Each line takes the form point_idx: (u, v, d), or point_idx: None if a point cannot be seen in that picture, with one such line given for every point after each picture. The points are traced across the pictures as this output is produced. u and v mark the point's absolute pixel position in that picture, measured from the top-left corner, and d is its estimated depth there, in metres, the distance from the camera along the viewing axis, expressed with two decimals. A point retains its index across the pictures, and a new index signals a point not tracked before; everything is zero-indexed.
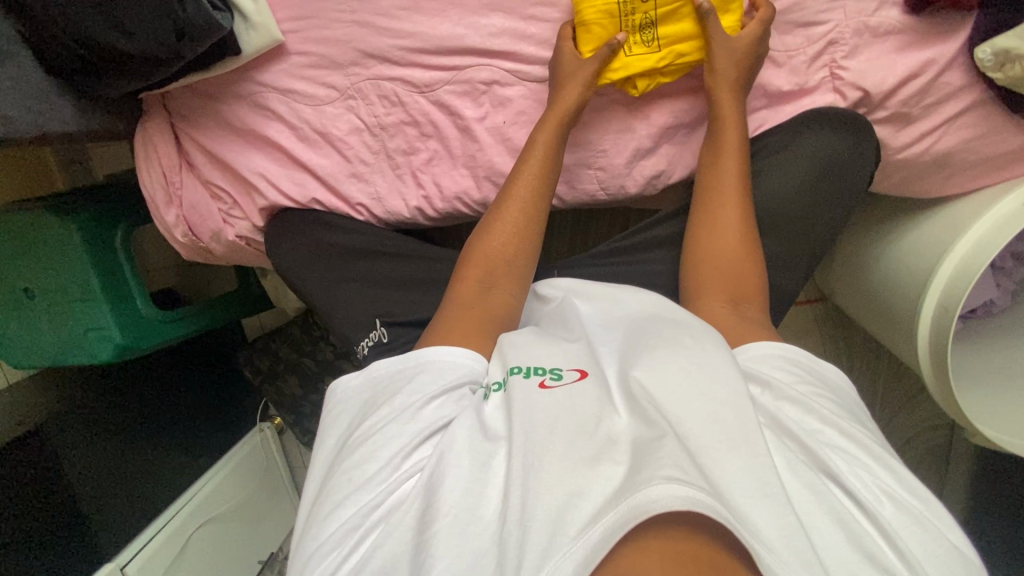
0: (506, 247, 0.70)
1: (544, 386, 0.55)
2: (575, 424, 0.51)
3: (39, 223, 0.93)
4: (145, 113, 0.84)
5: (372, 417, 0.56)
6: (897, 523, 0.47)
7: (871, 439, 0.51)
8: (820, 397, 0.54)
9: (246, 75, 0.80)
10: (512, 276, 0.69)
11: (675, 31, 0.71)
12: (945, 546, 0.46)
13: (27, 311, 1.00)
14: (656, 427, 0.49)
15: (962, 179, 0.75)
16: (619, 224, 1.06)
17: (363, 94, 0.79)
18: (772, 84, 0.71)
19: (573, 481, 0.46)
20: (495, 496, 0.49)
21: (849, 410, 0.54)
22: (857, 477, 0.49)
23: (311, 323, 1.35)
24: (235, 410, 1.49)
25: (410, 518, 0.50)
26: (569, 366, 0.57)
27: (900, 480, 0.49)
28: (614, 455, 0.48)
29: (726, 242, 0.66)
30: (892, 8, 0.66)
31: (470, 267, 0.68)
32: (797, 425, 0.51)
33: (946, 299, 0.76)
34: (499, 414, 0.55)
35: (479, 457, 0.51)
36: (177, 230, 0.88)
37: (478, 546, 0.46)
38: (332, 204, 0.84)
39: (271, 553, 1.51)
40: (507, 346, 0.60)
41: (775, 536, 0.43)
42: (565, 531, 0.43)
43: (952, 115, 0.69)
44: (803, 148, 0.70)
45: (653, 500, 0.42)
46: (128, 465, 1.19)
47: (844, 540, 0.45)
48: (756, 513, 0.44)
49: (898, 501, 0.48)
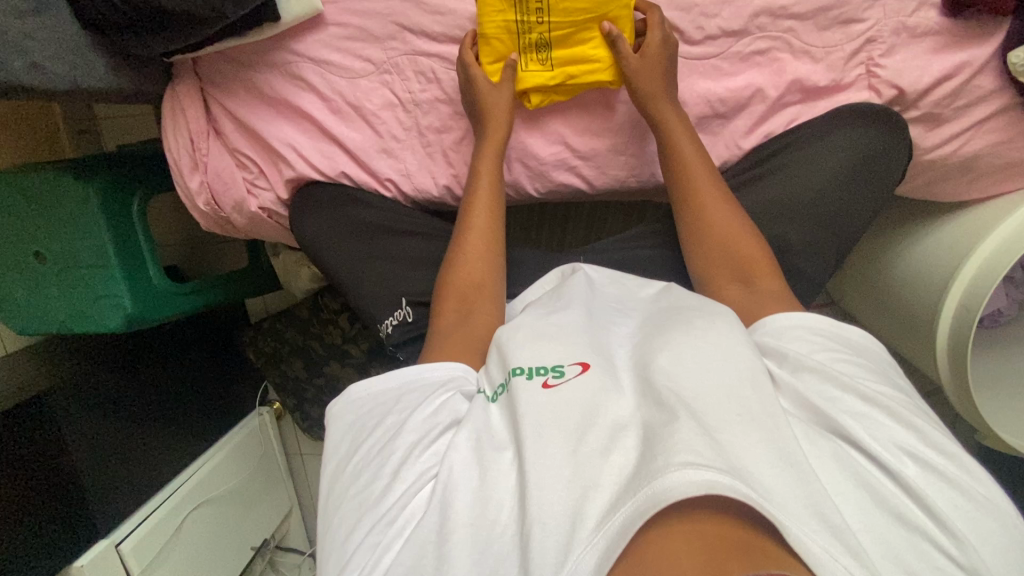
0: (476, 265, 0.72)
1: (547, 386, 0.53)
2: (582, 417, 0.51)
3: (56, 184, 0.91)
4: (175, 76, 0.83)
5: (370, 438, 0.56)
6: (923, 481, 0.46)
7: (892, 399, 0.50)
8: (835, 362, 0.53)
9: (281, 43, 0.79)
10: (486, 291, 0.70)
11: (569, 52, 0.74)
12: (975, 502, 0.45)
13: (37, 275, 0.98)
14: (669, 411, 0.48)
15: (985, 182, 0.77)
16: (636, 217, 1.04)
17: (399, 69, 0.79)
18: (809, 79, 0.72)
19: (587, 474, 0.47)
20: (508, 499, 0.49)
21: (869, 369, 0.52)
22: (878, 440, 0.48)
23: (320, 305, 1.30)
24: (234, 393, 1.46)
25: (430, 524, 0.49)
26: (571, 359, 0.55)
27: (925, 438, 0.48)
28: (625, 441, 0.49)
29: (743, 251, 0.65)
30: (930, 9, 0.68)
31: (445, 304, 0.69)
32: (815, 397, 0.50)
33: (969, 299, 0.77)
34: (501, 420, 0.55)
35: (490, 463, 0.51)
36: (200, 198, 0.86)
37: (497, 553, 0.46)
38: (361, 179, 0.83)
39: (264, 540, 1.48)
40: (505, 347, 0.59)
41: (803, 506, 0.43)
42: (584, 525, 0.44)
43: (983, 118, 0.70)
44: (832, 143, 0.71)
45: (672, 487, 0.42)
46: (127, 440, 1.16)
47: (869, 505, 0.45)
48: (778, 483, 0.44)
49: (923, 459, 0.47)
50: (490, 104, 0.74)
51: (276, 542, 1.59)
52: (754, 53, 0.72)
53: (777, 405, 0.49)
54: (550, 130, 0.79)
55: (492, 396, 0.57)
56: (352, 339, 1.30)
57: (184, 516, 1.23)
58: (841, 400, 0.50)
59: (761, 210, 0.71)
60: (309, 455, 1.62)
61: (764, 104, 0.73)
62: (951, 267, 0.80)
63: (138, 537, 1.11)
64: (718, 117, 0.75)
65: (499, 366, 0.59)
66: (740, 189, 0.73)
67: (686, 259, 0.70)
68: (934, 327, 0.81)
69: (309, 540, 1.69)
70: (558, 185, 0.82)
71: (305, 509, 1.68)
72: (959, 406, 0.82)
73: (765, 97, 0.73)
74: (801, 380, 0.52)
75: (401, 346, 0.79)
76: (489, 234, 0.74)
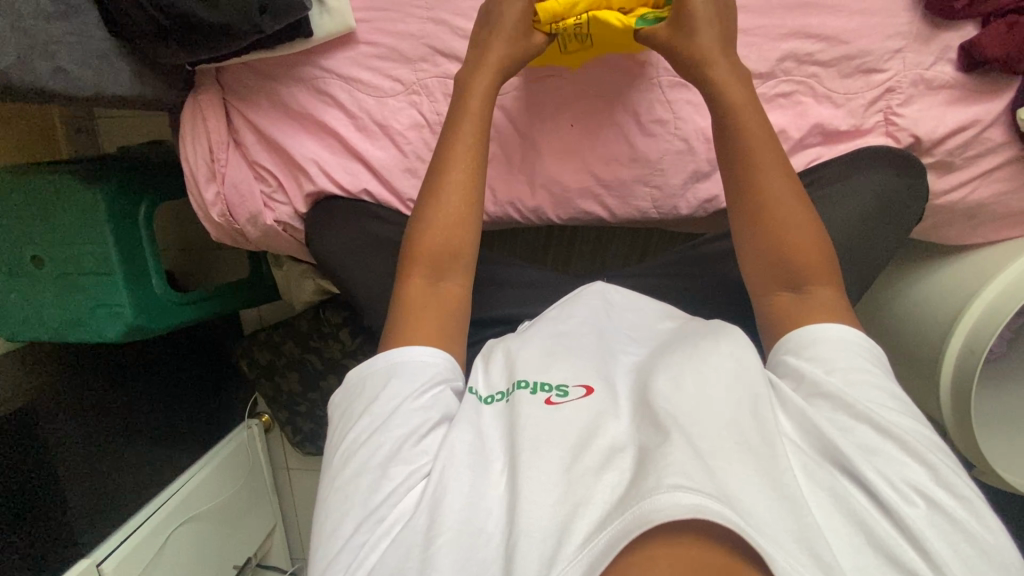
0: (450, 238, 0.67)
1: (550, 403, 0.54)
2: (580, 436, 0.51)
3: (60, 187, 0.88)
4: (197, 84, 0.81)
5: (354, 432, 0.56)
6: (925, 522, 0.46)
7: (908, 435, 0.50)
8: (864, 392, 0.53)
9: (309, 58, 0.78)
10: (458, 268, 0.67)
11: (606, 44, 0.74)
12: (978, 548, 0.45)
13: (32, 279, 0.94)
14: (662, 432, 0.49)
15: (989, 228, 0.80)
16: (638, 252, 0.99)
17: (429, 91, 0.79)
18: (831, 123, 0.74)
19: (579, 491, 0.47)
20: (497, 507, 0.50)
21: (895, 401, 0.53)
22: (886, 476, 0.48)
23: (321, 318, 1.27)
24: (225, 404, 1.42)
25: (418, 526, 0.49)
26: (576, 381, 0.56)
27: (937, 477, 0.48)
28: (620, 462, 0.48)
29: (799, 252, 0.62)
30: (946, 64, 0.71)
31: (415, 266, 0.66)
32: (823, 422, 0.51)
33: (973, 340, 0.80)
34: (494, 423, 0.56)
35: (478, 472, 0.52)
36: (215, 209, 0.84)
37: (482, 559, 0.46)
38: (384, 197, 0.83)
39: (247, 558, 1.43)
40: (515, 358, 0.60)
41: (792, 540, 0.43)
42: (571, 539, 0.43)
43: (989, 168, 0.74)
44: (853, 185, 0.73)
45: (659, 509, 0.41)
46: (112, 450, 1.11)
47: (860, 542, 0.46)
48: (769, 515, 0.44)
49: (931, 500, 0.47)
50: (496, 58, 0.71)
51: (258, 560, 1.54)
52: (779, 95, 0.74)
53: (775, 433, 0.49)
54: (576, 160, 0.80)
55: (485, 398, 0.59)
56: (353, 353, 1.28)
57: (169, 533, 1.16)
58: (855, 431, 0.51)
59: None
60: (296, 470, 1.57)
61: (787, 144, 0.75)
62: (955, 308, 0.83)
63: (122, 555, 1.04)
64: None
65: (503, 375, 0.60)
66: None
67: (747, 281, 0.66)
68: (937, 366, 0.84)
69: (291, 558, 1.63)
70: (580, 212, 0.83)
71: (288, 525, 1.62)
72: (964, 446, 0.86)
73: (788, 137, 0.75)
74: (816, 406, 0.53)
75: None
76: (473, 170, 0.69)
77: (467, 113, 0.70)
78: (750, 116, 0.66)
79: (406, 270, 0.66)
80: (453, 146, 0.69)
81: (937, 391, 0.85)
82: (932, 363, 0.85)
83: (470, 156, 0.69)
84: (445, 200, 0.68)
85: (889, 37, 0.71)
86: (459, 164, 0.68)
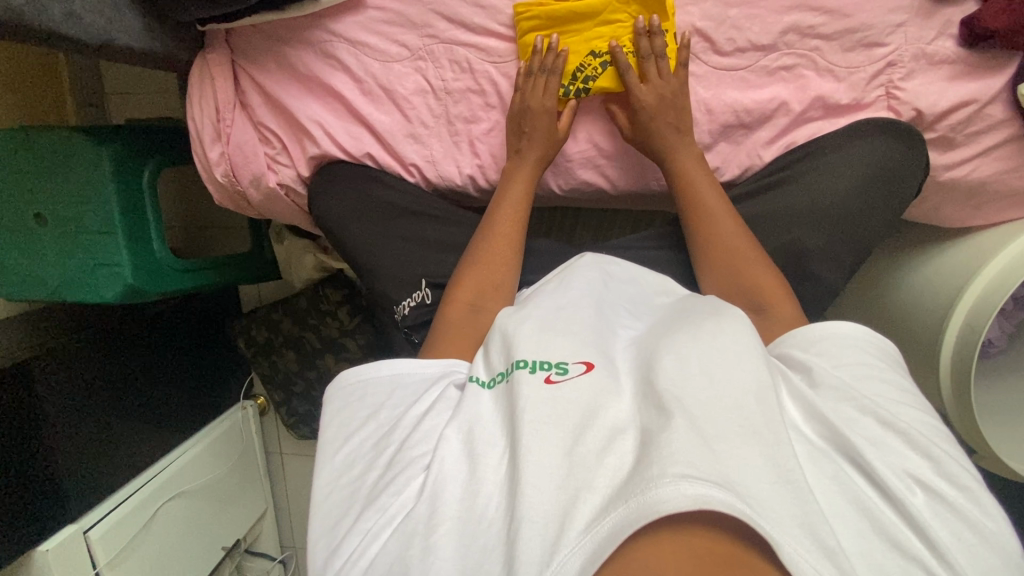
0: (494, 274, 0.71)
1: (550, 381, 0.52)
2: (581, 415, 0.50)
3: (66, 145, 0.89)
4: (207, 45, 0.83)
5: (360, 434, 0.57)
6: (928, 510, 0.46)
7: (913, 428, 0.49)
8: (858, 381, 0.52)
9: (318, 21, 0.79)
10: (500, 296, 0.70)
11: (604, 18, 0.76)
12: (980, 536, 0.45)
13: (36, 239, 0.95)
14: (665, 413, 0.47)
15: (990, 209, 0.80)
16: (644, 221, 0.99)
17: (434, 57, 0.80)
18: (832, 97, 0.75)
19: (580, 474, 0.46)
20: (496, 494, 0.48)
21: (901, 394, 0.52)
22: (888, 465, 0.47)
23: (320, 296, 1.27)
24: (220, 383, 1.40)
25: (420, 514, 0.48)
26: (576, 358, 0.54)
27: (938, 468, 0.47)
28: (622, 444, 0.47)
29: (755, 276, 0.66)
30: (947, 40, 0.72)
31: (461, 291, 0.69)
32: (832, 414, 0.50)
33: (974, 318, 0.80)
34: (491, 407, 0.55)
35: (479, 459, 0.50)
36: (218, 169, 0.85)
37: (483, 545, 0.45)
38: (386, 162, 0.83)
39: (235, 541, 1.41)
40: (513, 335, 0.57)
41: (797, 524, 0.42)
42: (573, 526, 0.42)
43: (991, 145, 0.74)
44: (851, 156, 0.74)
45: (663, 500, 0.40)
46: (108, 424, 1.09)
47: (866, 528, 0.45)
48: (775, 500, 0.43)
49: (928, 488, 0.46)
50: (535, 107, 0.76)
51: (246, 546, 1.52)
52: (781, 68, 0.75)
53: (780, 421, 0.48)
54: (578, 129, 0.80)
55: (489, 382, 0.57)
56: (351, 332, 1.28)
57: (157, 508, 1.17)
58: (858, 421, 0.50)
59: (777, 214, 0.74)
60: (288, 455, 1.56)
61: (788, 116, 0.76)
62: (954, 289, 0.83)
63: (109, 524, 1.06)
64: (743, 127, 0.77)
65: (502, 354, 0.58)
66: (761, 192, 0.76)
67: (704, 276, 0.71)
68: (937, 344, 0.84)
69: (280, 546, 1.61)
70: (580, 183, 0.83)
71: (279, 512, 1.60)
72: (964, 430, 0.85)
73: (789, 110, 0.75)
74: (820, 395, 0.51)
75: (417, 329, 0.78)
76: (523, 204, 0.77)
77: (523, 161, 0.78)
78: (695, 171, 0.74)
79: (453, 296, 0.69)
80: (505, 191, 0.77)
81: (937, 371, 0.84)
82: (931, 345, 0.85)
83: (524, 193, 0.77)
84: (499, 228, 0.75)
85: (891, 11, 0.72)
86: (510, 208, 0.76)
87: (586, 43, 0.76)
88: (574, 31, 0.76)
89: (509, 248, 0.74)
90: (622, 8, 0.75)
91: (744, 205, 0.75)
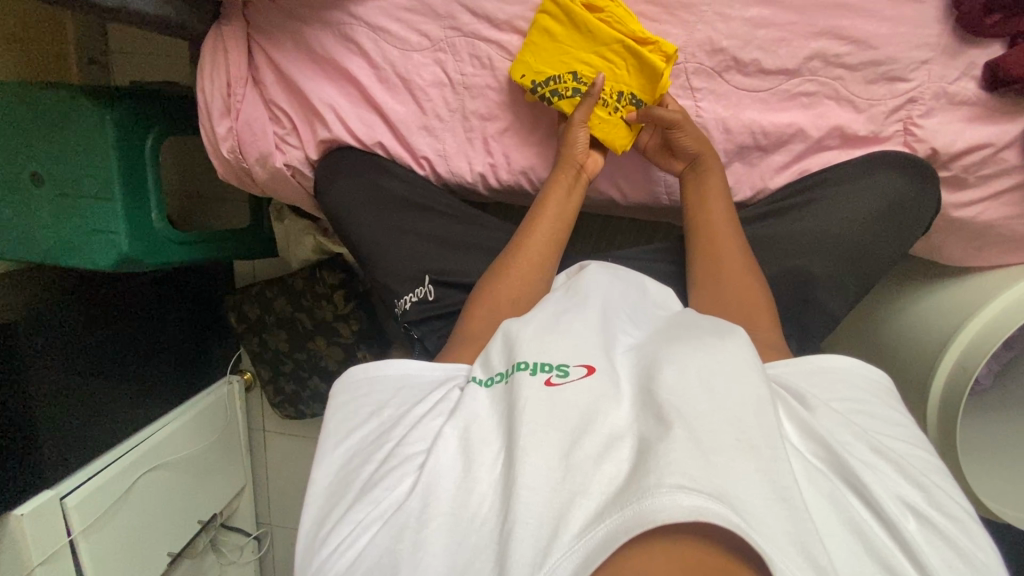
0: (523, 285, 0.69)
1: (550, 383, 0.52)
2: (580, 419, 0.50)
3: (69, 105, 0.87)
4: (223, 16, 0.81)
5: (361, 432, 0.57)
6: (920, 537, 0.47)
7: (904, 458, 0.50)
8: (852, 413, 0.54)
9: (340, 3, 0.77)
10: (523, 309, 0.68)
11: (604, 55, 0.76)
12: (970, 566, 0.46)
13: (30, 198, 0.93)
14: (663, 424, 0.47)
15: (991, 252, 0.81)
16: (648, 232, 0.99)
17: (455, 50, 0.78)
18: (849, 127, 0.75)
19: (577, 479, 0.46)
20: (490, 492, 0.48)
21: (893, 427, 0.53)
22: (884, 491, 0.48)
23: (317, 277, 1.25)
24: (207, 356, 1.38)
25: (411, 509, 0.48)
26: (577, 361, 0.54)
27: (930, 498, 0.48)
28: (619, 452, 0.47)
29: (742, 296, 0.66)
30: (969, 81, 0.72)
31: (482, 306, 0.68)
32: (830, 436, 0.50)
33: (966, 359, 0.81)
34: (488, 405, 0.54)
35: (474, 456, 0.50)
36: (225, 143, 0.83)
37: (474, 544, 0.45)
38: (397, 151, 0.82)
39: (212, 515, 1.41)
40: (515, 337, 0.57)
41: (789, 541, 0.42)
42: (567, 530, 0.42)
43: (1000, 190, 0.74)
44: (866, 187, 0.74)
45: (659, 509, 0.40)
46: (92, 388, 1.07)
47: (860, 550, 0.45)
48: (769, 517, 0.43)
49: (921, 515, 0.47)
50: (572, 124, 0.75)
51: (222, 520, 1.51)
52: (802, 94, 0.75)
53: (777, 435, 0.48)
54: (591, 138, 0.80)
55: (486, 381, 0.57)
56: (344, 317, 1.27)
57: (136, 478, 1.16)
58: (854, 446, 0.50)
59: (787, 239, 0.74)
60: (272, 433, 1.55)
61: (804, 143, 0.76)
62: (952, 327, 0.83)
63: (87, 491, 1.05)
64: (759, 149, 0.77)
65: (503, 355, 0.57)
66: (773, 216, 0.76)
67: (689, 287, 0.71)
68: (928, 379, 0.85)
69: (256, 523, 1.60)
70: (592, 190, 0.82)
71: (257, 488, 1.60)
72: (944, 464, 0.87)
73: (806, 137, 0.76)
74: (818, 416, 0.52)
75: (416, 325, 0.77)
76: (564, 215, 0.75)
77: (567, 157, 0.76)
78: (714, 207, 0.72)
79: (476, 309, 0.68)
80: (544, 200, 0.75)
81: (924, 404, 0.86)
82: (922, 378, 0.86)
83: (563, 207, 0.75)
84: (537, 233, 0.73)
85: (917, 47, 0.72)
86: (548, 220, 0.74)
87: (569, 63, 0.76)
88: (577, 41, 0.75)
89: (542, 258, 0.72)
90: (621, 53, 0.75)
91: (754, 227, 0.76)
